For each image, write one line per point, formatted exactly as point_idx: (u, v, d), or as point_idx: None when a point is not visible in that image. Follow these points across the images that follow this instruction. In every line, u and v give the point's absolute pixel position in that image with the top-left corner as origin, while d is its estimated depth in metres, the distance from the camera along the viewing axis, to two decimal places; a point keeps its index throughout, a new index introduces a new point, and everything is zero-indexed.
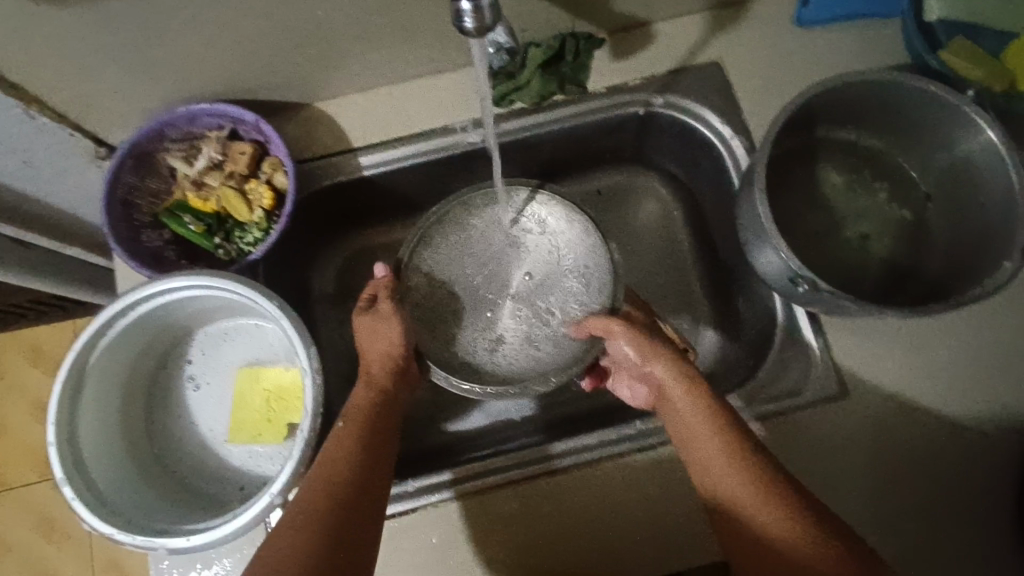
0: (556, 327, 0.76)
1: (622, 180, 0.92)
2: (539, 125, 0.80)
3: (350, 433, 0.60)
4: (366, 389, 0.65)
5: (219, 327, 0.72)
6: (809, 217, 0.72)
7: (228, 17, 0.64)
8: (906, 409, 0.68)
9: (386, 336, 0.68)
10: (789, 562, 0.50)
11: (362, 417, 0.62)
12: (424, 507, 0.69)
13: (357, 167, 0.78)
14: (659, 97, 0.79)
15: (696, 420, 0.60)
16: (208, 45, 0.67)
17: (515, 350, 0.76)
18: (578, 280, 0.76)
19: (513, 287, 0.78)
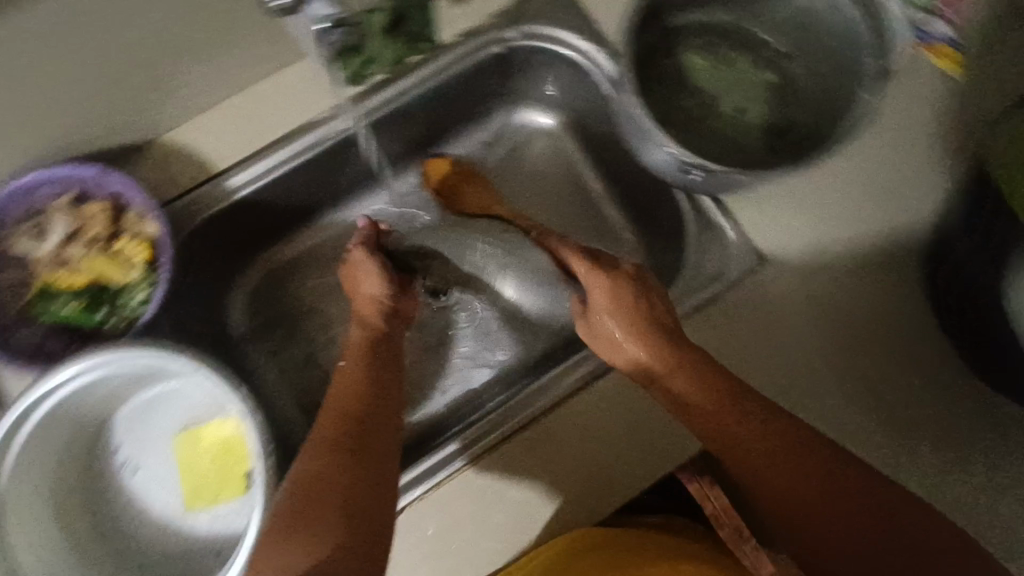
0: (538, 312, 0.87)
1: (505, 124, 0.91)
2: (407, 90, 0.78)
3: (355, 365, 0.65)
4: (361, 329, 0.71)
5: (131, 409, 0.66)
6: (685, 105, 0.73)
7: (23, 68, 0.57)
8: (820, 254, 0.71)
9: (371, 281, 0.74)
10: (753, 461, 0.54)
11: (364, 352, 0.67)
12: (413, 501, 0.68)
13: (230, 190, 0.73)
14: (512, 29, 0.77)
15: (644, 348, 0.62)
16: (11, 106, 0.60)
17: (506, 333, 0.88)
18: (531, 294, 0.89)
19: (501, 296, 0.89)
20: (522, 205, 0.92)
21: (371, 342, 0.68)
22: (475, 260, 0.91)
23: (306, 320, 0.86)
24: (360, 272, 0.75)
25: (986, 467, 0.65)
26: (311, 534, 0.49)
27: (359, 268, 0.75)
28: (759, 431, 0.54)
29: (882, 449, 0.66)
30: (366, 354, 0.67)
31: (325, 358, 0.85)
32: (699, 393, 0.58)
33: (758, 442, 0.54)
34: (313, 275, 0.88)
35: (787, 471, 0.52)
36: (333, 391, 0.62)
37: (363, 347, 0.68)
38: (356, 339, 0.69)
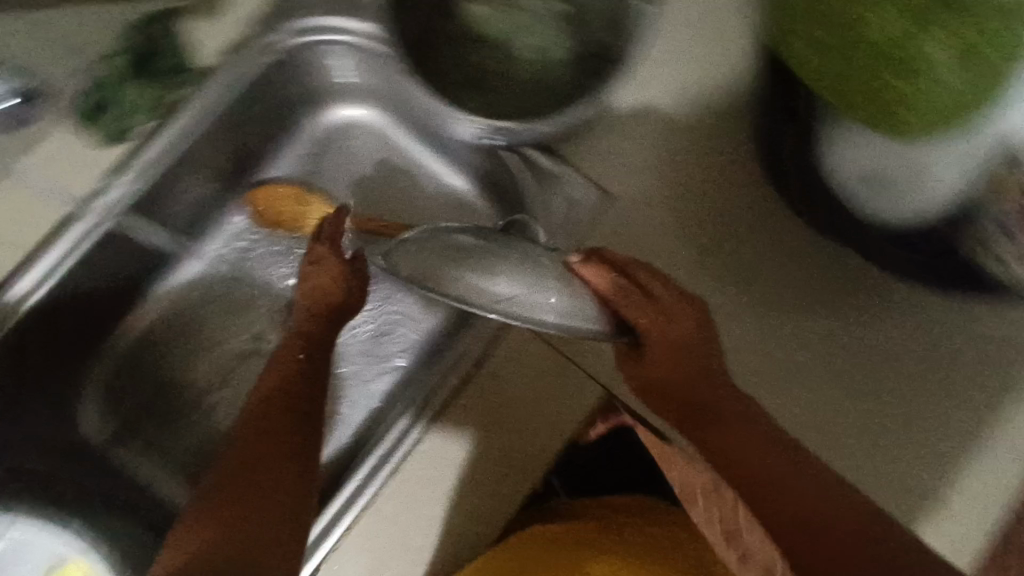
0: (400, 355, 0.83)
1: (319, 130, 0.84)
2: (183, 135, 0.68)
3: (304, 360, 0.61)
4: (309, 319, 0.64)
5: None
6: (477, 60, 0.70)
7: None
8: (663, 174, 0.68)
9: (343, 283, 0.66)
10: (739, 471, 0.51)
11: (314, 346, 0.62)
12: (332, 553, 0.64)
13: (11, 307, 0.62)
14: (274, 31, 0.69)
15: (664, 337, 0.53)
16: None
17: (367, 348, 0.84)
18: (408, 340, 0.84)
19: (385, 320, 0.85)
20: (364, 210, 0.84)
21: (323, 332, 0.64)
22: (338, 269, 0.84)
23: (175, 399, 0.80)
24: (321, 275, 0.65)
25: (900, 345, 0.62)
26: (202, 543, 0.48)
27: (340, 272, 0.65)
28: (759, 441, 0.52)
29: (782, 351, 0.63)
30: (314, 348, 0.62)
31: (207, 431, 0.79)
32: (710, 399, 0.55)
33: (757, 446, 0.52)
34: (170, 349, 0.81)
35: (755, 482, 0.50)
36: (280, 383, 0.59)
37: (315, 346, 0.63)
38: (304, 330, 0.63)
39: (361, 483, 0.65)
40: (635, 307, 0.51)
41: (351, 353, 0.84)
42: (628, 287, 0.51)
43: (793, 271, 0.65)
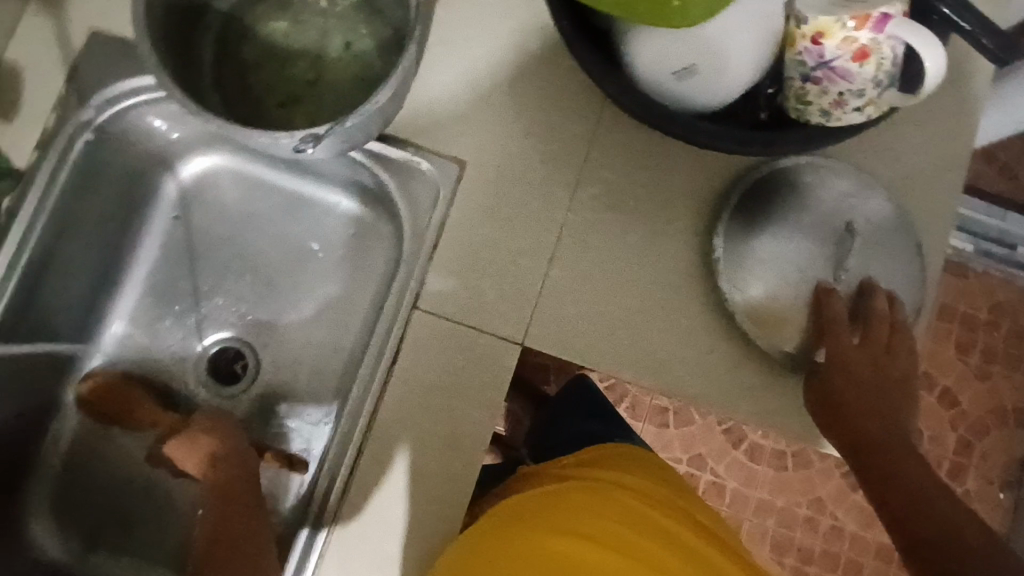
0: (314, 420, 0.80)
1: (175, 192, 0.83)
2: (29, 234, 0.69)
3: (234, 518, 0.67)
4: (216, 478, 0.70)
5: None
6: (289, 73, 0.70)
7: None
8: (498, 127, 0.72)
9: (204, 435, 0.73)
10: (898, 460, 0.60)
11: (230, 506, 0.68)
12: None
13: None
14: (85, 111, 0.71)
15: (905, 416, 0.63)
16: None
17: (292, 416, 0.81)
18: (312, 413, 0.80)
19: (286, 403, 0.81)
20: (245, 255, 0.83)
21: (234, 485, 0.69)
22: (239, 318, 0.83)
23: (129, 496, 0.79)
24: (213, 443, 0.72)
25: None
26: None
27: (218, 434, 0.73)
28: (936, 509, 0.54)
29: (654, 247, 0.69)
30: (231, 508, 0.68)
31: (171, 513, 0.79)
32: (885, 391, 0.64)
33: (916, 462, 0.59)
34: (105, 453, 0.80)
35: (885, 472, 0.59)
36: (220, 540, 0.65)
37: (231, 501, 0.68)
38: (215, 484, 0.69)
39: (319, 506, 0.68)
40: (840, 336, 0.65)
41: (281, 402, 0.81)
42: (843, 318, 0.65)
43: (634, 179, 0.71)
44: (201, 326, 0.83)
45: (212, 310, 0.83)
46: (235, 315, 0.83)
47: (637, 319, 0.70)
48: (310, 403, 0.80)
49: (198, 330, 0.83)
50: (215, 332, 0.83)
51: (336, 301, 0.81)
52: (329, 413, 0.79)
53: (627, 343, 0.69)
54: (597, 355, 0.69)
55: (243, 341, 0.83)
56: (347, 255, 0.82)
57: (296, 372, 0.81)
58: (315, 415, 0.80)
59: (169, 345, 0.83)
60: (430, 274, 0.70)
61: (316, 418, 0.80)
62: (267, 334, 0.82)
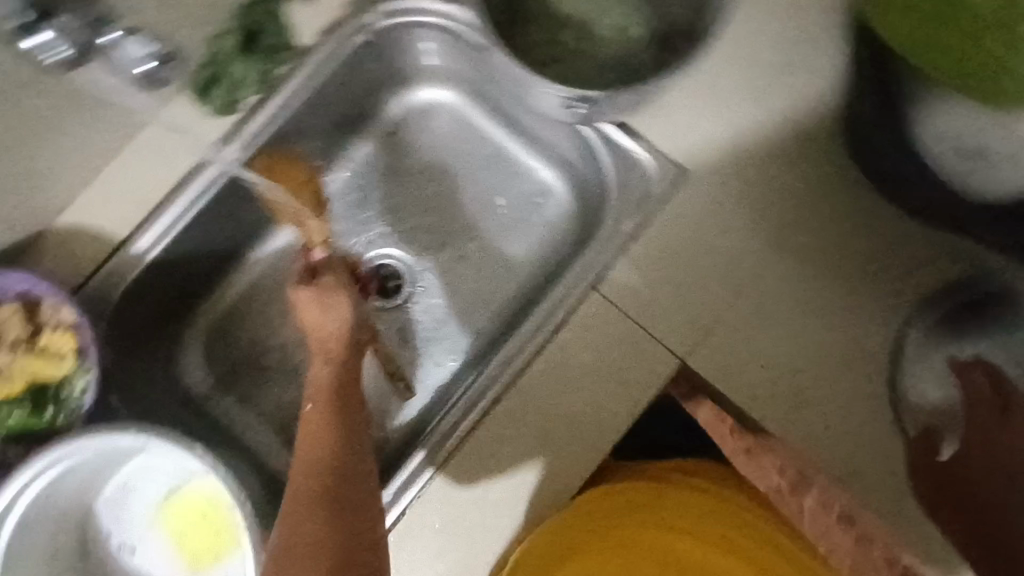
0: (444, 352, 0.84)
1: (401, 109, 0.87)
2: (282, 107, 0.73)
3: (324, 416, 0.58)
4: (326, 362, 0.63)
5: (78, 466, 0.62)
6: (559, 36, 0.71)
7: None
8: (735, 148, 0.71)
9: (335, 312, 0.64)
10: None
11: (330, 395, 0.60)
12: (413, 509, 0.66)
13: (137, 258, 0.70)
14: (370, 14, 0.74)
15: None
16: None
17: (426, 343, 0.84)
18: (446, 345, 0.84)
19: (424, 328, 0.85)
20: (442, 188, 0.87)
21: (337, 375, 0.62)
22: (413, 239, 0.87)
23: (266, 360, 0.85)
24: (321, 311, 0.64)
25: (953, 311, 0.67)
26: None
27: (333, 295, 0.65)
28: None
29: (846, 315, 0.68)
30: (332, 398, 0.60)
31: (296, 390, 0.84)
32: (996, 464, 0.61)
33: None
34: (260, 315, 0.86)
35: None
36: (304, 448, 0.57)
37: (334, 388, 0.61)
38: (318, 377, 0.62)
39: (436, 443, 0.67)
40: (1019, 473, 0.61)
41: (421, 323, 0.85)
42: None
43: (845, 240, 0.69)
44: (378, 232, 0.87)
45: (393, 221, 0.87)
46: (411, 234, 0.87)
47: (813, 379, 0.67)
48: (446, 336, 0.84)
49: (373, 233, 0.87)
50: (386, 241, 0.87)
51: (507, 253, 0.85)
52: (462, 352, 0.83)
53: (793, 399, 0.67)
54: (759, 400, 0.67)
55: (408, 265, 0.87)
56: (528, 219, 0.86)
57: (443, 306, 0.85)
58: (447, 349, 0.83)
59: (343, 235, 0.87)
60: (618, 263, 0.70)
61: (448, 352, 0.83)
62: (433, 261, 0.86)
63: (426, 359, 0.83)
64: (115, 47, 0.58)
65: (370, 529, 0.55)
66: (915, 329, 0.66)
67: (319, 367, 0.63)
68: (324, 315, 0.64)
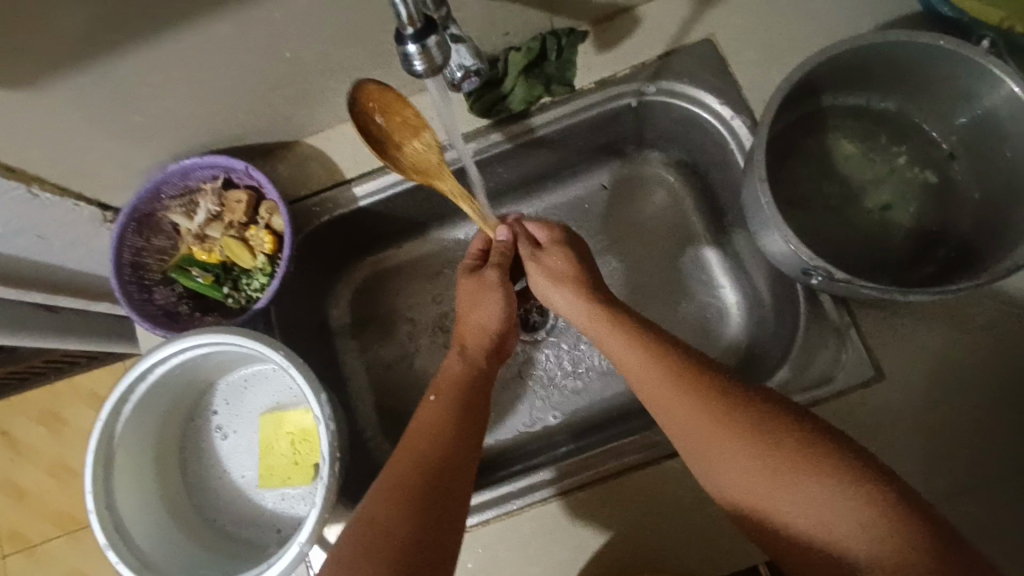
0: (551, 402, 0.85)
1: (627, 172, 0.88)
2: (530, 131, 0.77)
3: (444, 404, 0.60)
4: (461, 361, 0.66)
5: (225, 351, 0.68)
6: (820, 188, 0.68)
7: (217, 83, 0.65)
8: (946, 380, 0.64)
9: (487, 307, 0.69)
10: None
11: (454, 390, 0.62)
12: (500, 521, 0.69)
13: (352, 199, 0.77)
14: (651, 85, 0.75)
15: None
16: (203, 106, 0.68)
17: (539, 386, 0.86)
18: (553, 398, 0.85)
19: (542, 372, 0.86)
20: (628, 258, 0.87)
21: (466, 378, 0.64)
22: None
23: (397, 326, 0.90)
24: (477, 293, 0.70)
25: None
26: None
27: (487, 288, 0.69)
28: None
29: None
30: (456, 393, 0.62)
31: (409, 366, 0.89)
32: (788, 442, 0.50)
33: None
34: (412, 286, 0.91)
35: None
36: (415, 429, 0.59)
37: (458, 384, 0.63)
38: (451, 372, 0.65)
39: (506, 494, 0.70)
40: None
41: (549, 365, 0.86)
42: None
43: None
44: None
45: None
46: None
47: None
48: (558, 389, 0.85)
49: None
50: None
51: None
52: (567, 412, 0.84)
53: None
54: None
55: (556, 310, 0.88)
56: (692, 324, 0.84)
57: (569, 361, 0.86)
58: (555, 402, 0.85)
59: None
60: None
61: (553, 407, 0.84)
62: None
63: (529, 400, 0.85)
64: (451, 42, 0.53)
65: (451, 529, 0.53)
66: None
67: (455, 362, 0.66)
68: (484, 309, 0.69)
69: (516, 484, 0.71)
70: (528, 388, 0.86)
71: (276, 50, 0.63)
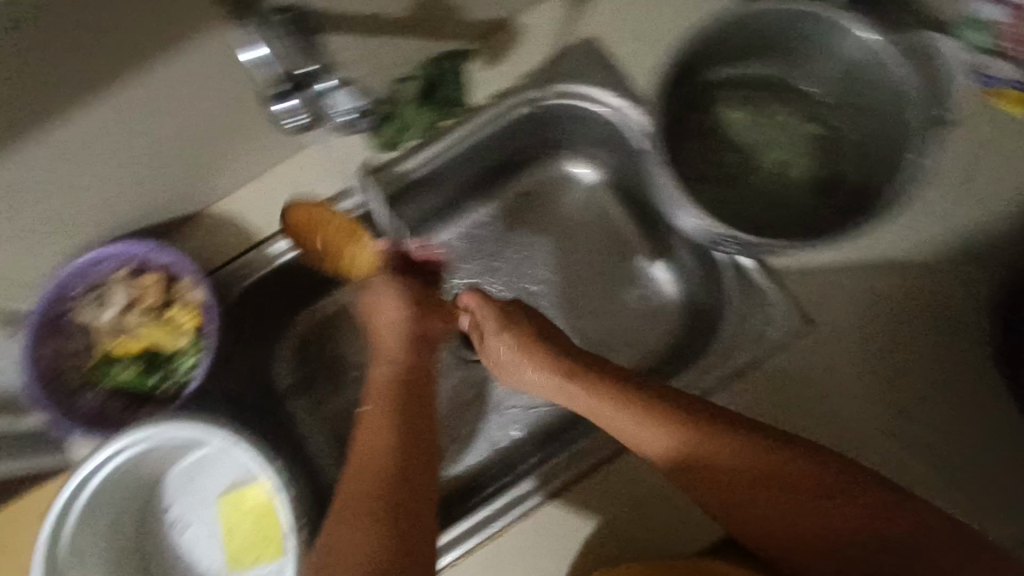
0: (515, 415, 0.85)
1: (542, 176, 0.89)
2: (437, 156, 0.78)
3: (380, 411, 0.64)
4: (386, 366, 0.69)
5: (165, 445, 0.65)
6: (720, 158, 0.71)
7: (105, 171, 0.63)
8: (875, 313, 0.67)
9: (390, 306, 0.71)
10: None
11: (387, 396, 0.65)
12: (486, 545, 0.68)
13: (272, 257, 0.76)
14: (544, 90, 0.76)
15: None
16: (94, 196, 0.65)
17: (500, 401, 0.86)
18: (516, 411, 0.85)
19: (500, 386, 0.86)
20: (561, 259, 0.88)
21: (394, 380, 0.67)
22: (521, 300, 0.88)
23: (348, 374, 0.88)
24: (381, 298, 0.72)
25: None
26: None
27: (386, 289, 0.72)
28: None
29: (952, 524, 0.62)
30: (389, 398, 0.65)
31: None
32: (785, 470, 0.57)
33: None
34: (355, 330, 0.90)
35: None
36: (359, 441, 0.62)
37: (389, 388, 0.66)
38: (380, 378, 0.68)
39: (485, 517, 0.69)
40: None
41: None
42: None
43: (969, 443, 0.64)
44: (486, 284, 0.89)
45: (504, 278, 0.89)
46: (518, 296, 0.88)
47: None
48: (519, 401, 0.85)
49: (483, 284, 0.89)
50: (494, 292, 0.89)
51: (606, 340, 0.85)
52: (532, 421, 0.84)
53: None
54: None
55: None
56: (634, 310, 0.86)
57: None
58: (519, 414, 0.85)
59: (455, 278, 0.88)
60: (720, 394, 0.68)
61: (518, 419, 0.85)
62: None
63: (493, 417, 0.85)
64: (323, 96, 0.55)
65: (420, 524, 0.57)
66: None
67: (381, 369, 0.69)
68: (388, 304, 0.71)
69: (494, 504, 0.70)
70: (490, 405, 0.86)
71: (160, 126, 0.61)
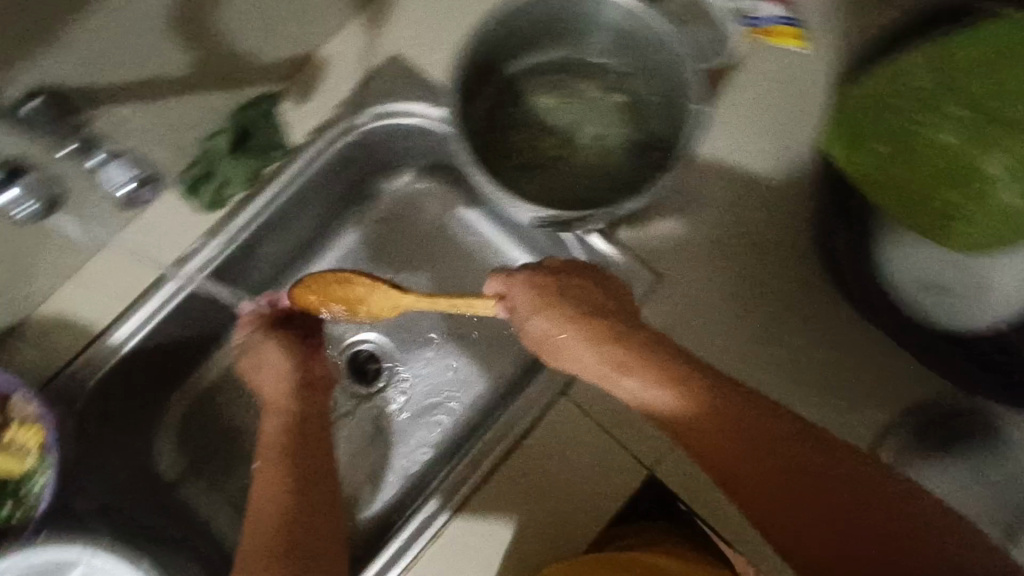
0: (417, 441, 0.83)
1: (391, 198, 0.89)
2: (268, 204, 0.75)
3: (272, 461, 0.65)
4: (274, 419, 0.70)
5: None
6: (541, 144, 0.72)
7: None
8: (719, 255, 0.69)
9: (275, 360, 0.74)
10: None
11: (277, 447, 0.66)
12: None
13: (113, 348, 0.71)
14: (360, 115, 0.76)
15: None
16: None
17: (400, 431, 0.84)
18: (419, 435, 0.83)
19: (398, 415, 0.85)
20: (428, 274, 0.88)
21: (285, 430, 0.68)
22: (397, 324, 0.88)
23: (239, 445, 0.84)
24: (263, 358, 0.75)
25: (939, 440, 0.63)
26: None
27: (266, 349, 0.75)
28: None
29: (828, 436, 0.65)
30: (280, 448, 0.66)
31: None
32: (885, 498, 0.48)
33: None
34: (237, 398, 0.85)
35: None
36: (256, 496, 0.62)
37: (281, 437, 0.67)
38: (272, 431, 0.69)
39: (393, 552, 0.67)
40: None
41: (402, 405, 0.85)
42: None
43: (827, 356, 0.67)
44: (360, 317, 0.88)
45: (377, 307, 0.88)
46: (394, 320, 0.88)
47: None
48: (419, 425, 0.84)
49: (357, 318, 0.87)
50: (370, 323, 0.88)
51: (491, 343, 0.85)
52: (436, 442, 0.83)
53: None
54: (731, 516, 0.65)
55: (385, 350, 0.87)
56: None
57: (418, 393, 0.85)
58: (421, 437, 0.83)
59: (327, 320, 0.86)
60: None
61: (421, 444, 0.83)
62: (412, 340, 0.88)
63: (397, 447, 0.83)
64: (97, 171, 0.62)
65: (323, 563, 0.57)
66: (897, 446, 0.63)
67: (270, 422, 0.70)
68: (274, 363, 0.74)
69: (400, 534, 0.68)
70: (391, 436, 0.84)
71: None
